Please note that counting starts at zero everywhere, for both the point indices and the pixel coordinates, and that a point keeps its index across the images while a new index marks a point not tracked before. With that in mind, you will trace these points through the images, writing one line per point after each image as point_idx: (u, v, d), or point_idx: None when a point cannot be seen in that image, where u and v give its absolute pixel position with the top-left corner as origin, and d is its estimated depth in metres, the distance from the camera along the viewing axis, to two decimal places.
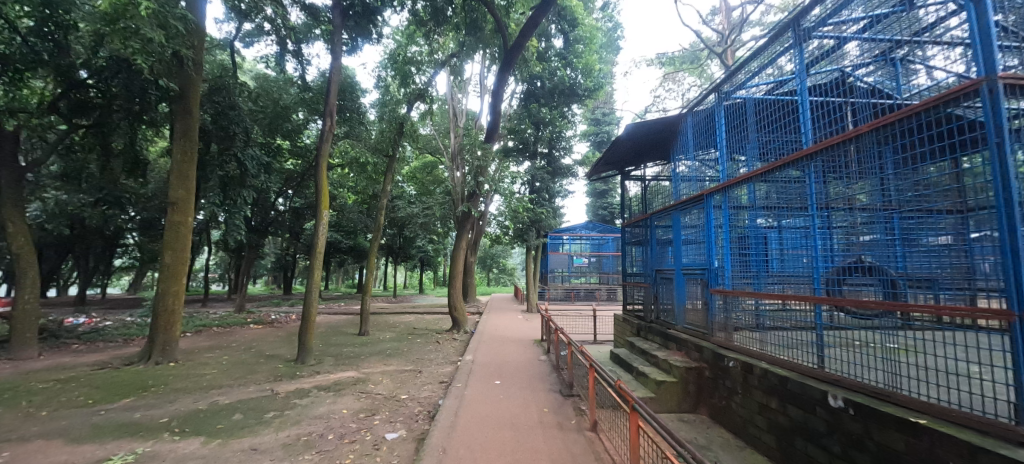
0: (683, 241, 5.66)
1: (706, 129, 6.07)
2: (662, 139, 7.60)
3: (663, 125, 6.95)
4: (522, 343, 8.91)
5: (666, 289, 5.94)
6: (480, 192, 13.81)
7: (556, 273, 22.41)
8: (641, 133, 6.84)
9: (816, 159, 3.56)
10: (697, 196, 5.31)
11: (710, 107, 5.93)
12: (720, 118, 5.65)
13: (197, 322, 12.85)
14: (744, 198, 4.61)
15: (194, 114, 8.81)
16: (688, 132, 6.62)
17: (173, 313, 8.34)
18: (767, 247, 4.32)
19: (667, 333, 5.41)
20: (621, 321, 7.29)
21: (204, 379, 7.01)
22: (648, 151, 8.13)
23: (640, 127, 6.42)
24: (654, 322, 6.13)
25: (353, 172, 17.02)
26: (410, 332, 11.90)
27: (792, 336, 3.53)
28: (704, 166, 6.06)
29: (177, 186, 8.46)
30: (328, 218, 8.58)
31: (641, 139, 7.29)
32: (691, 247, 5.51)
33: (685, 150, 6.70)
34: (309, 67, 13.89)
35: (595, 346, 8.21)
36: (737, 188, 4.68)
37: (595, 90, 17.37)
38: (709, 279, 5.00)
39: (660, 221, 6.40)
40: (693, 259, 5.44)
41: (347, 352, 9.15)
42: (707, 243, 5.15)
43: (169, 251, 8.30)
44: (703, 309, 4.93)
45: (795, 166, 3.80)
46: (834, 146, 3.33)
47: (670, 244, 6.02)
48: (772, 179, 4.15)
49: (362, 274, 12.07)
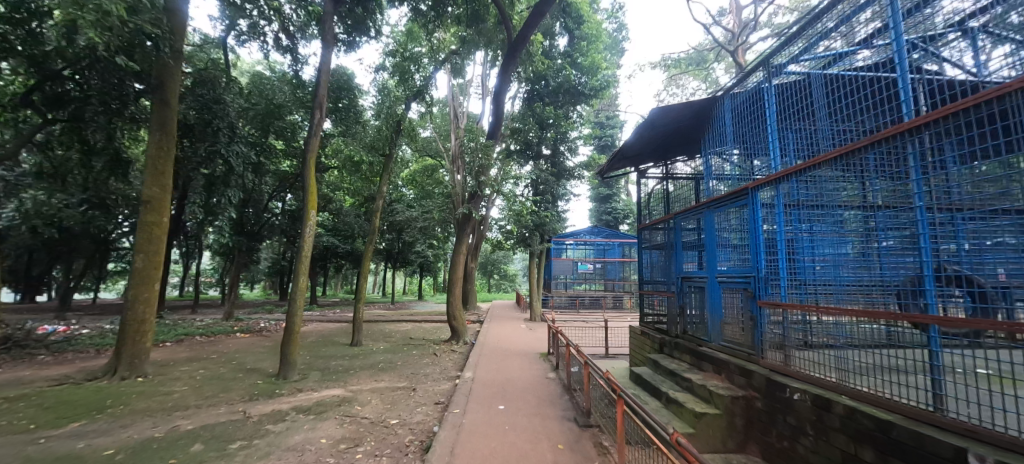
0: (718, 244, 4.83)
1: (750, 114, 5.10)
2: (688, 129, 6.80)
3: (694, 110, 6.15)
4: (526, 356, 8.14)
5: (695, 300, 5.15)
6: (482, 194, 13.10)
7: (560, 279, 21.83)
8: (670, 118, 6.03)
9: (869, 151, 2.88)
10: (736, 192, 4.49)
11: (755, 86, 4.98)
12: (769, 102, 4.71)
13: (180, 331, 12.08)
14: (782, 197, 3.91)
15: (172, 107, 8.13)
16: (724, 119, 5.76)
17: (144, 322, 7.58)
18: (822, 251, 3.54)
19: (699, 352, 4.62)
20: (639, 335, 6.53)
21: (170, 398, 6.22)
22: (668, 144, 7.34)
23: (672, 110, 5.59)
24: (680, 337, 5.36)
25: (348, 172, 16.39)
26: (406, 342, 11.16)
27: (862, 361, 2.84)
28: (746, 157, 5.12)
29: (151, 183, 7.75)
30: (316, 219, 7.82)
31: (666, 127, 6.50)
32: (728, 252, 4.70)
33: (723, 143, 5.77)
34: (304, 64, 13.31)
35: (607, 361, 7.44)
36: (773, 185, 4.00)
37: (601, 89, 16.78)
38: (755, 289, 4.11)
39: (688, 223, 5.62)
40: (729, 265, 4.65)
41: (336, 365, 8.39)
42: (752, 247, 4.28)
43: (141, 254, 7.58)
44: (744, 324, 4.14)
45: (843, 161, 3.12)
46: (890, 138, 2.69)
47: (703, 248, 5.18)
48: (819, 177, 3.44)
49: (356, 281, 11.20)
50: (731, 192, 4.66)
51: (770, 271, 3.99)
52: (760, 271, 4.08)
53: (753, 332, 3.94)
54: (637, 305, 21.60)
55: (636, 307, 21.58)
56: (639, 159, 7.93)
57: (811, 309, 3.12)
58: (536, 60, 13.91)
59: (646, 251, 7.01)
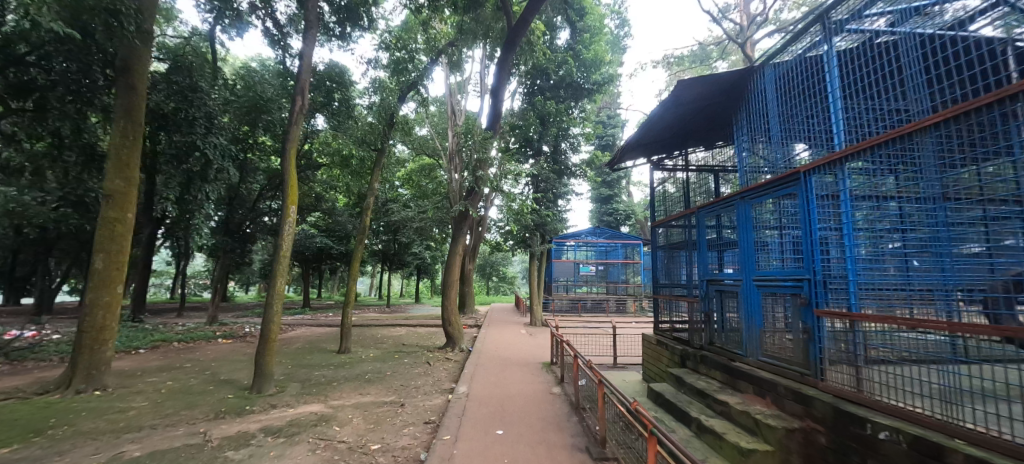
0: (760, 241, 4.00)
1: (801, 87, 4.16)
2: (713, 111, 6.00)
3: (724, 87, 5.34)
4: (527, 367, 7.41)
5: (728, 307, 4.42)
6: (480, 192, 12.40)
7: (561, 281, 21.16)
8: (698, 93, 5.26)
9: (940, 132, 2.21)
10: (780, 180, 3.68)
11: (807, 49, 4.10)
12: (831, 69, 3.76)
13: (157, 337, 11.31)
14: (824, 186, 3.21)
15: (141, 93, 7.42)
16: (763, 97, 4.87)
17: (104, 329, 6.84)
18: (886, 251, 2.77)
19: (736, 370, 3.88)
20: (657, 345, 5.77)
21: (124, 417, 5.49)
22: (687, 130, 6.55)
23: (703, 82, 4.82)
24: (708, 349, 4.60)
25: (340, 170, 15.71)
26: (397, 349, 10.44)
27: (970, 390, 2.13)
28: (795, 139, 4.19)
29: (114, 176, 7.02)
30: (295, 215, 7.07)
31: (689, 106, 5.71)
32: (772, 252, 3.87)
33: (761, 126, 4.88)
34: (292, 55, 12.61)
35: (617, 373, 6.71)
36: (811, 173, 3.32)
37: (604, 84, 16.13)
38: (809, 296, 3.24)
39: (717, 219, 4.85)
40: (770, 266, 3.84)
41: (318, 376, 7.65)
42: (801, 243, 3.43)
43: (100, 254, 6.82)
44: (794, 338, 3.38)
45: (903, 145, 2.45)
46: (965, 115, 2.06)
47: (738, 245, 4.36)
48: (871, 164, 2.75)
49: (344, 283, 10.47)
50: (771, 180, 3.85)
51: (829, 273, 3.13)
52: (816, 273, 3.20)
53: (805, 346, 3.21)
54: (640, 310, 20.89)
55: (640, 311, 20.86)
56: (654, 146, 7.01)
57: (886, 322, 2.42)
58: (537, 52, 13.24)
59: (664, 252, 6.25)
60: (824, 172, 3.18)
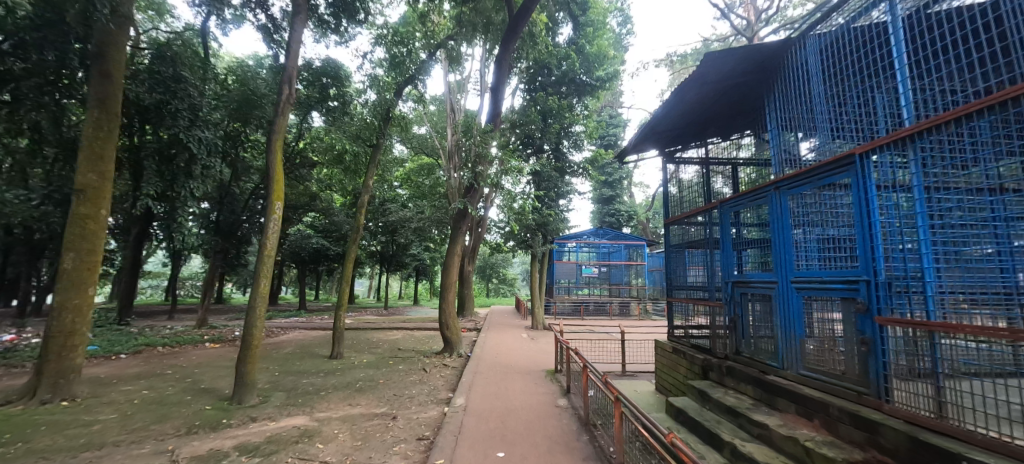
0: (802, 239, 3.41)
1: (849, 55, 3.44)
2: (737, 99, 5.37)
3: (749, 71, 4.71)
4: (529, 375, 6.88)
5: (761, 312, 3.88)
6: (479, 191, 11.90)
7: (562, 283, 20.67)
8: (720, 74, 4.68)
9: None
10: (829, 162, 3.08)
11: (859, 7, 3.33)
12: (895, 31, 3.00)
13: (142, 341, 10.80)
14: (886, 169, 2.62)
15: (116, 79, 6.91)
16: (803, 71, 4.05)
17: (73, 334, 6.34)
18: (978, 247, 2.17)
19: (774, 385, 3.36)
20: (675, 353, 5.22)
21: (86, 432, 4.99)
22: (707, 120, 5.92)
23: (728, 60, 4.26)
24: (738, 359, 4.06)
25: (335, 168, 15.22)
26: (393, 354, 9.94)
27: None
28: (844, 120, 3.43)
29: (85, 169, 6.50)
30: (280, 211, 6.59)
31: (709, 90, 5.11)
32: (820, 251, 3.24)
33: (797, 108, 4.13)
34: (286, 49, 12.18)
35: (628, 383, 6.19)
36: (867, 154, 2.74)
37: (607, 80, 15.67)
38: (870, 303, 2.66)
39: (747, 213, 4.26)
40: (816, 267, 3.24)
41: (306, 384, 7.15)
42: (857, 239, 2.83)
43: (70, 253, 6.32)
44: (849, 350, 2.85)
45: (1001, 114, 1.89)
46: None
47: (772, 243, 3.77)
48: (951, 140, 2.17)
49: (337, 285, 9.96)
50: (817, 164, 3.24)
51: (894, 275, 2.53)
52: (879, 275, 2.61)
53: (862, 360, 2.72)
54: (644, 313, 20.38)
55: (644, 314, 20.34)
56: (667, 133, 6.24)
57: (975, 334, 1.92)
58: (539, 45, 12.72)
59: (681, 252, 5.73)
60: (886, 153, 2.60)
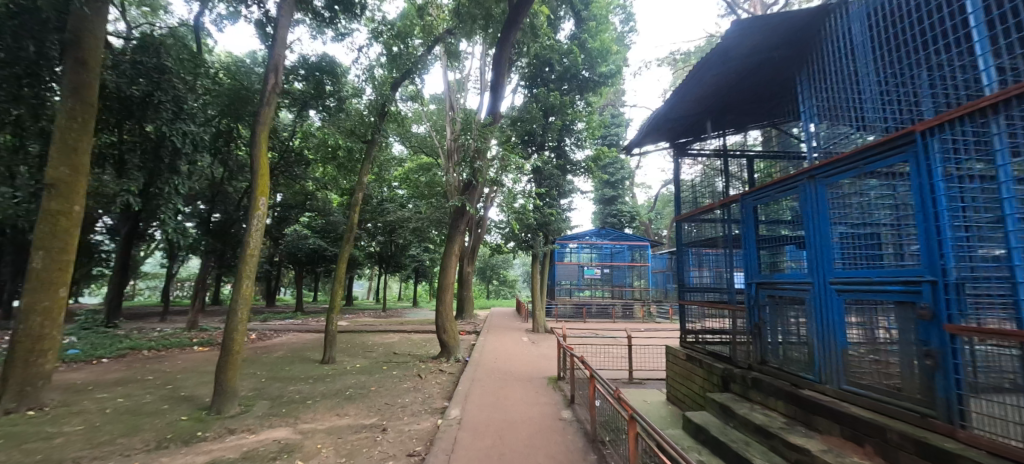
0: (847, 234, 2.96)
1: (902, 19, 2.79)
2: (761, 87, 4.84)
3: (775, 54, 4.19)
4: (530, 383, 6.46)
5: (793, 317, 3.43)
6: (477, 189, 11.47)
7: (564, 285, 20.24)
8: (742, 55, 4.19)
9: None
10: (877, 146, 2.62)
11: None
12: None
13: (127, 344, 10.39)
14: (953, 150, 2.17)
15: (94, 70, 6.53)
16: (843, 43, 3.39)
17: (42, 338, 5.92)
18: None
19: (811, 401, 2.94)
20: (691, 361, 4.77)
21: (47, 446, 4.57)
22: (727, 111, 5.40)
23: (753, 35, 3.78)
24: (766, 369, 3.63)
25: (330, 166, 14.80)
26: (387, 359, 9.52)
27: None
28: (894, 97, 2.80)
29: (57, 162, 6.11)
30: (265, 207, 6.20)
31: (730, 75, 4.62)
32: (872, 249, 2.74)
33: (832, 86, 3.50)
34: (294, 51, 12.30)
35: (636, 393, 5.77)
36: (929, 133, 2.28)
37: (610, 77, 15.24)
38: (937, 311, 2.21)
39: (776, 206, 3.79)
40: (866, 268, 2.76)
41: (293, 392, 6.73)
42: (918, 234, 2.38)
43: (40, 252, 5.91)
44: (910, 364, 2.40)
45: None
46: None
47: (808, 240, 3.31)
48: None
49: (330, 286, 9.55)
50: (863, 148, 2.77)
51: (971, 278, 2.08)
52: (949, 276, 2.16)
53: (926, 376, 2.29)
54: (648, 315, 19.98)
55: (647, 317, 19.94)
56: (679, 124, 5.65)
57: None
58: (540, 38, 12.28)
59: (696, 251, 5.31)
60: (955, 130, 2.14)
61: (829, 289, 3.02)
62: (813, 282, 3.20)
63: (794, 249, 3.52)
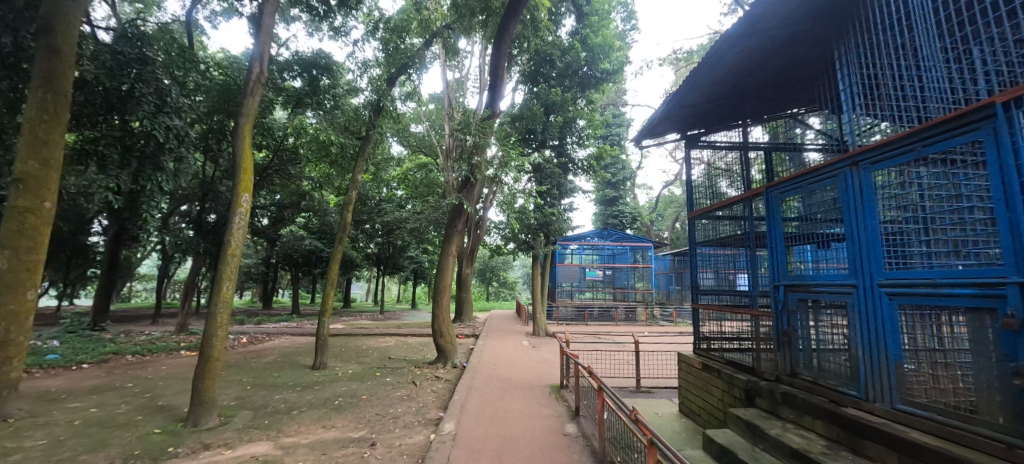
0: (895, 229, 2.54)
1: None
2: (786, 73, 4.33)
3: (806, 38, 3.68)
4: (530, 392, 6.05)
5: (830, 324, 3.01)
6: (475, 188, 11.02)
7: (565, 287, 19.83)
8: (766, 34, 3.62)
9: None
10: (941, 125, 2.18)
11: None
12: None
13: (111, 349, 9.98)
14: None
15: (66, 59, 6.13)
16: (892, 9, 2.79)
17: (7, 345, 5.53)
18: None
19: (857, 423, 2.53)
20: (708, 370, 4.36)
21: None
22: (747, 99, 4.89)
23: (780, 8, 3.19)
24: (797, 382, 3.21)
25: (325, 165, 14.37)
26: (381, 364, 9.11)
27: None
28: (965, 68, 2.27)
29: (26, 156, 5.71)
30: (247, 203, 5.80)
31: (750, 61, 4.13)
32: (931, 247, 2.31)
33: (871, 62, 3.00)
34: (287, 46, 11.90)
35: (645, 404, 5.35)
36: (1017, 105, 1.84)
37: (613, 73, 14.80)
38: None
39: (807, 198, 3.35)
40: (925, 268, 2.33)
41: (279, 401, 6.32)
42: (995, 228, 1.95)
43: (6, 251, 5.53)
44: (995, 385, 1.97)
45: None
46: None
47: (847, 237, 2.89)
48: None
49: (321, 288, 9.14)
50: (920, 129, 2.32)
51: None
52: None
53: (1017, 399, 1.86)
54: (652, 318, 19.52)
55: (651, 319, 19.48)
56: (693, 112, 5.18)
57: None
58: (541, 32, 11.84)
59: (713, 251, 4.90)
60: None
61: (878, 294, 2.59)
62: (857, 285, 2.76)
63: (828, 246, 3.09)
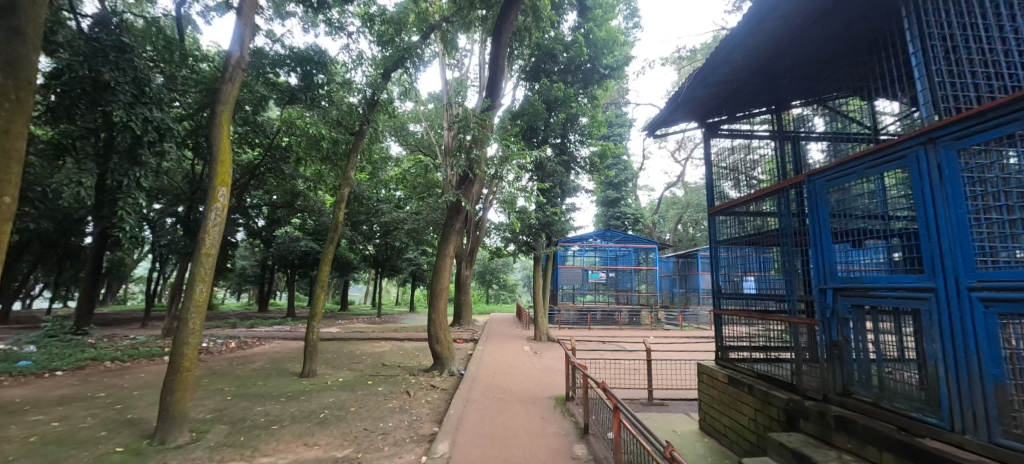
0: (988, 218, 2.00)
1: None
2: (828, 47, 3.69)
3: (855, 6, 3.10)
4: (534, 406, 5.53)
5: (899, 336, 2.49)
6: (473, 186, 10.50)
7: (566, 289, 19.33)
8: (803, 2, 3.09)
9: None
10: None
11: None
12: None
13: (89, 354, 9.45)
14: None
15: (32, 43, 5.02)
16: None
17: None
18: None
19: (945, 460, 2.00)
20: (737, 384, 3.86)
21: None
22: (779, 81, 4.30)
23: None
24: (855, 405, 2.70)
25: (319, 163, 13.88)
26: (375, 371, 8.60)
27: None
28: None
29: None
30: (225, 199, 5.33)
31: (785, 33, 3.56)
32: None
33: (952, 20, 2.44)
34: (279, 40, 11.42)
35: (661, 420, 4.84)
36: None
37: (617, 68, 14.38)
38: None
39: (863, 187, 2.80)
40: None
41: (260, 413, 5.82)
42: None
43: None
44: None
45: None
46: None
47: (920, 230, 2.36)
48: None
49: (310, 291, 8.63)
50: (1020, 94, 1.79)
51: None
52: None
53: None
54: (656, 322, 18.97)
55: (655, 323, 18.95)
56: (714, 96, 4.63)
57: None
58: (544, 24, 11.35)
59: (737, 252, 4.43)
60: None
61: (967, 301, 2.05)
62: (936, 288, 2.24)
63: (894, 243, 2.55)
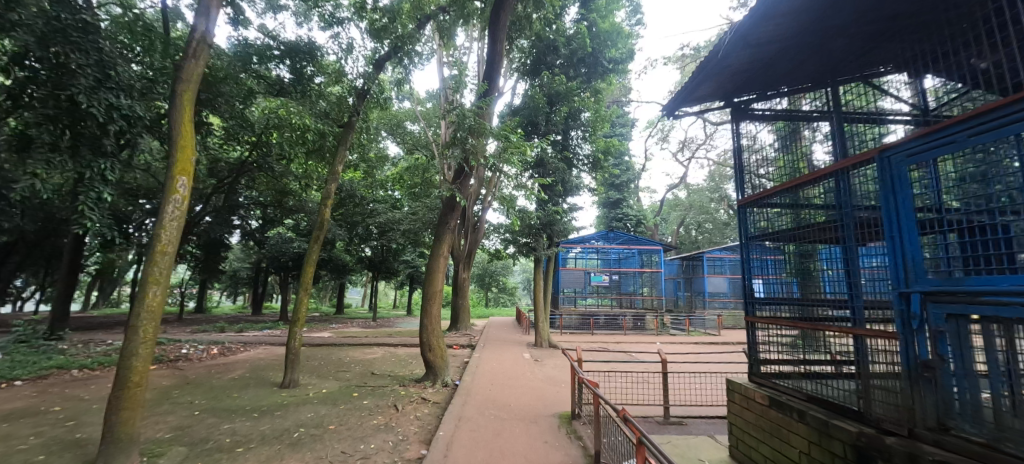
0: None
1: None
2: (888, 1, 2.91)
3: None
4: (535, 426, 4.87)
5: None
6: (469, 183, 9.86)
7: (567, 293, 18.70)
8: None
9: None
10: None
11: None
12: None
13: (55, 362, 8.75)
14: None
15: None
16: None
17: None
18: None
19: None
20: (782, 407, 3.23)
21: None
22: (835, 40, 3.47)
23: None
24: (962, 445, 2.04)
25: (308, 160, 13.25)
26: (362, 382, 7.94)
27: None
28: None
29: None
30: (185, 190, 4.68)
31: None
32: None
33: None
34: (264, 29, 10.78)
35: (684, 445, 4.20)
36: None
37: (621, 62, 13.89)
38: None
39: (966, 161, 2.09)
40: None
41: (227, 432, 5.16)
42: None
43: None
44: None
45: None
46: None
47: None
48: None
49: (293, 295, 7.98)
50: None
51: None
52: None
53: None
54: (661, 326, 18.28)
55: (660, 328, 18.25)
56: (739, 72, 4.05)
57: None
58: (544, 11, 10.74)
59: (776, 251, 3.76)
60: None
61: None
62: None
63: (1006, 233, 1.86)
